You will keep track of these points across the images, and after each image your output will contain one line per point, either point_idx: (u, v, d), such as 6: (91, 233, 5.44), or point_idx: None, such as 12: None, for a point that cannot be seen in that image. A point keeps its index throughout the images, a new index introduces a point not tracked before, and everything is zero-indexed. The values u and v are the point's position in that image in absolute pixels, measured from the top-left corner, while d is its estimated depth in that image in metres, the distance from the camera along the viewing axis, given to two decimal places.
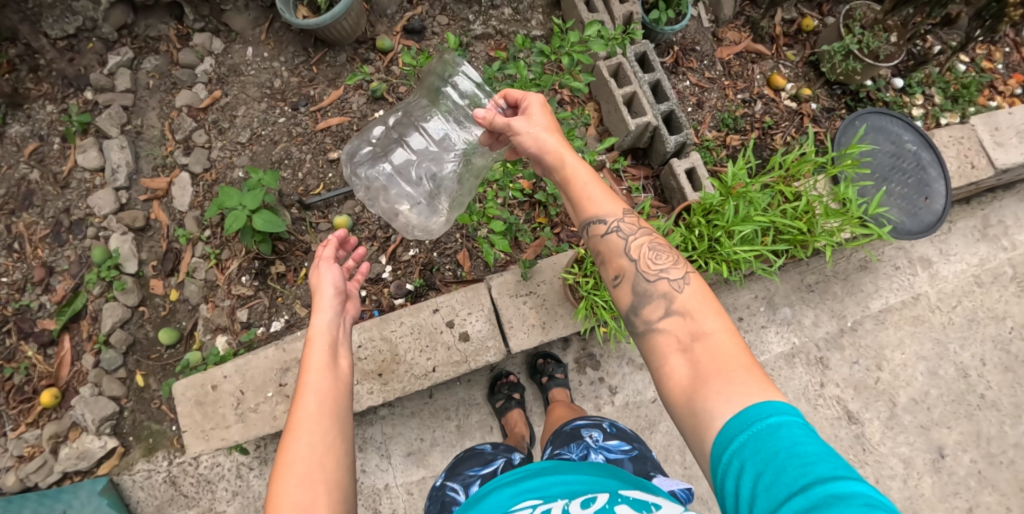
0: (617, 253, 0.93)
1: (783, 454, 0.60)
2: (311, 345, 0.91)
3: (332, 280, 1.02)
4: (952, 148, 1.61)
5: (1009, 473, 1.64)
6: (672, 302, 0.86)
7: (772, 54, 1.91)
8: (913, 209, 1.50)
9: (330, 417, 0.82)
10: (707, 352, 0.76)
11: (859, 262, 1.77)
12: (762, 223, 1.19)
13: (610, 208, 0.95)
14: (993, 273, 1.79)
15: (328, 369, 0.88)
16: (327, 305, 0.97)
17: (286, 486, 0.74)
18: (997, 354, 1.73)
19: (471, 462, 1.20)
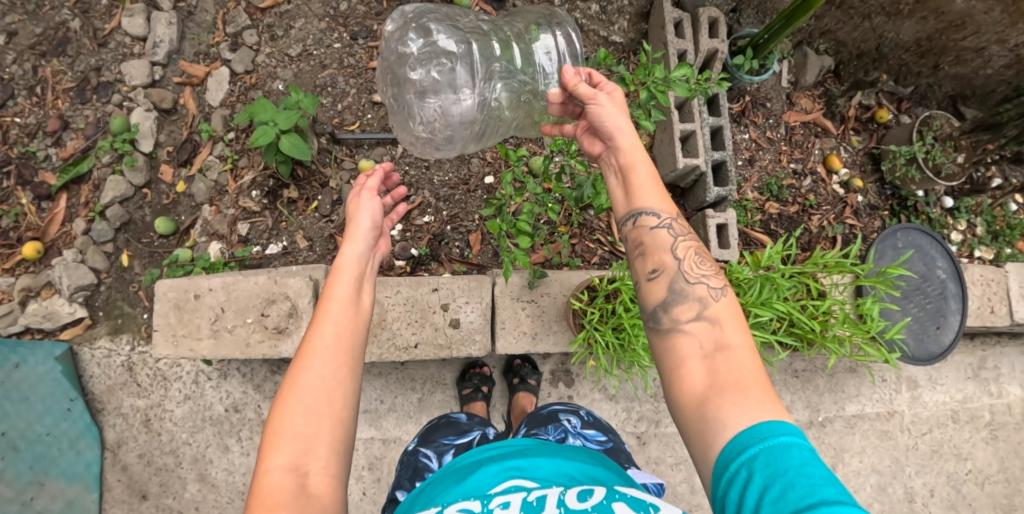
0: (662, 248, 0.90)
1: (791, 472, 0.60)
2: (337, 274, 0.91)
3: (370, 214, 1.00)
4: (979, 287, 1.60)
5: None
6: (705, 307, 0.84)
7: (837, 134, 1.87)
8: (919, 336, 1.50)
9: (345, 352, 0.82)
10: (728, 364, 0.76)
11: (850, 364, 1.77)
12: (779, 312, 1.18)
13: (664, 203, 0.92)
14: (970, 413, 1.81)
15: (351, 303, 0.88)
16: (361, 237, 0.96)
17: (290, 415, 0.75)
18: (946, 490, 1.76)
19: (447, 431, 1.21)
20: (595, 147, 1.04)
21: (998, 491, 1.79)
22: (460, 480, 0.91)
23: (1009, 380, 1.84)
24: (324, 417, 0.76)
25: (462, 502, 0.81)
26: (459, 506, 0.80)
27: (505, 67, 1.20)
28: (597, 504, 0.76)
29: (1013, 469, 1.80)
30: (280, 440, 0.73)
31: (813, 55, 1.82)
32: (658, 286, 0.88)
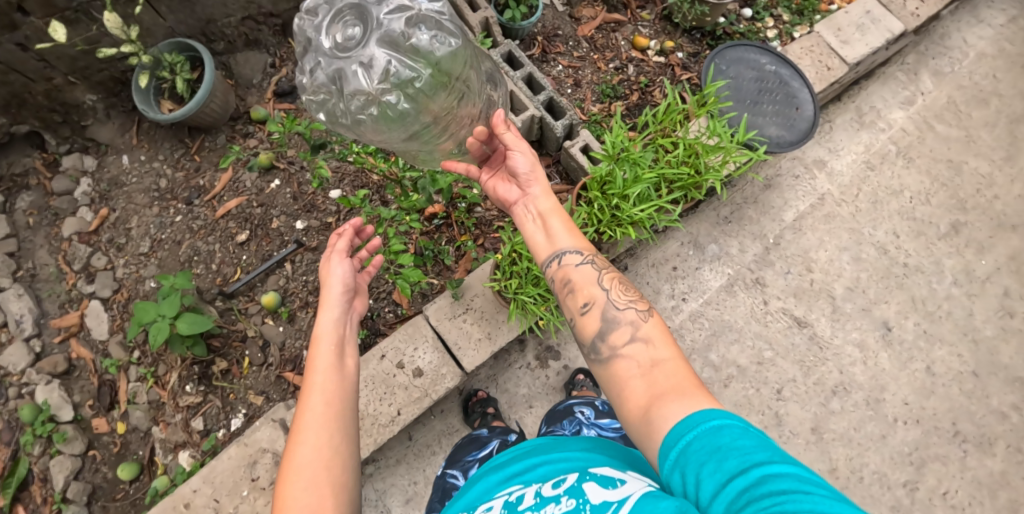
0: (590, 283, 0.97)
1: (724, 448, 0.64)
2: (320, 340, 0.92)
3: (341, 277, 1.01)
4: (806, 58, 1.74)
5: (950, 324, 1.89)
6: (637, 331, 0.89)
7: (628, 19, 2.01)
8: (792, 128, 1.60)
9: (336, 419, 0.84)
10: (664, 373, 0.79)
11: (763, 183, 1.89)
12: (652, 179, 1.32)
13: (581, 241, 1.02)
14: (880, 154, 2.01)
15: (335, 370, 0.88)
16: (334, 302, 0.97)
17: (293, 490, 0.76)
18: (907, 224, 1.95)
19: (469, 448, 1.28)
20: (508, 196, 1.10)
21: (945, 199, 2.01)
22: (461, 495, 0.96)
23: (888, 110, 2.08)
24: (325, 487, 0.78)
25: None
26: None
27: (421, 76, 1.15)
28: (569, 487, 0.78)
29: (935, 174, 2.04)
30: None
31: None
32: (591, 319, 0.94)
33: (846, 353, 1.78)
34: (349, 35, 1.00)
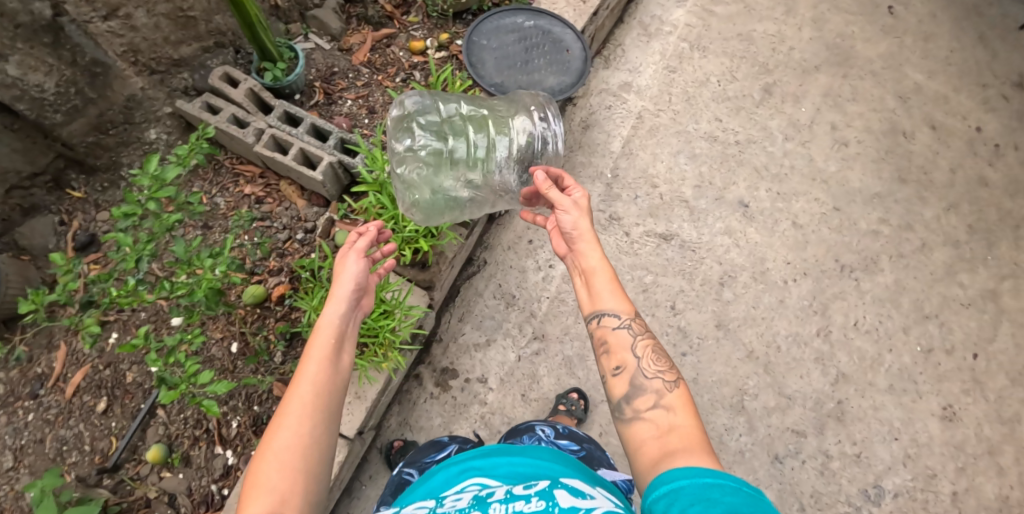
0: (621, 348, 0.95)
1: (717, 499, 0.62)
2: (323, 329, 0.94)
3: (352, 275, 1.02)
4: (561, 2, 1.76)
5: (797, 175, 2.02)
6: (661, 398, 0.88)
7: (398, 29, 2.05)
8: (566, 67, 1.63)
9: (322, 407, 0.86)
10: (679, 436, 0.80)
11: (581, 127, 1.94)
12: None
13: (624, 301, 0.98)
14: (677, 55, 2.12)
15: (329, 361, 0.91)
16: (342, 298, 0.99)
17: (267, 468, 0.79)
18: (724, 106, 2.07)
19: (428, 450, 1.27)
20: (559, 249, 1.10)
21: (750, 70, 2.17)
22: (425, 485, 0.97)
23: (666, 13, 2.21)
24: (290, 466, 0.80)
25: (420, 504, 0.87)
26: (419, 506, 0.86)
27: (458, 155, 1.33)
28: (538, 490, 0.78)
29: (729, 54, 2.19)
30: (257, 494, 0.77)
31: (319, 12, 1.97)
32: (619, 382, 0.93)
33: (718, 245, 1.85)
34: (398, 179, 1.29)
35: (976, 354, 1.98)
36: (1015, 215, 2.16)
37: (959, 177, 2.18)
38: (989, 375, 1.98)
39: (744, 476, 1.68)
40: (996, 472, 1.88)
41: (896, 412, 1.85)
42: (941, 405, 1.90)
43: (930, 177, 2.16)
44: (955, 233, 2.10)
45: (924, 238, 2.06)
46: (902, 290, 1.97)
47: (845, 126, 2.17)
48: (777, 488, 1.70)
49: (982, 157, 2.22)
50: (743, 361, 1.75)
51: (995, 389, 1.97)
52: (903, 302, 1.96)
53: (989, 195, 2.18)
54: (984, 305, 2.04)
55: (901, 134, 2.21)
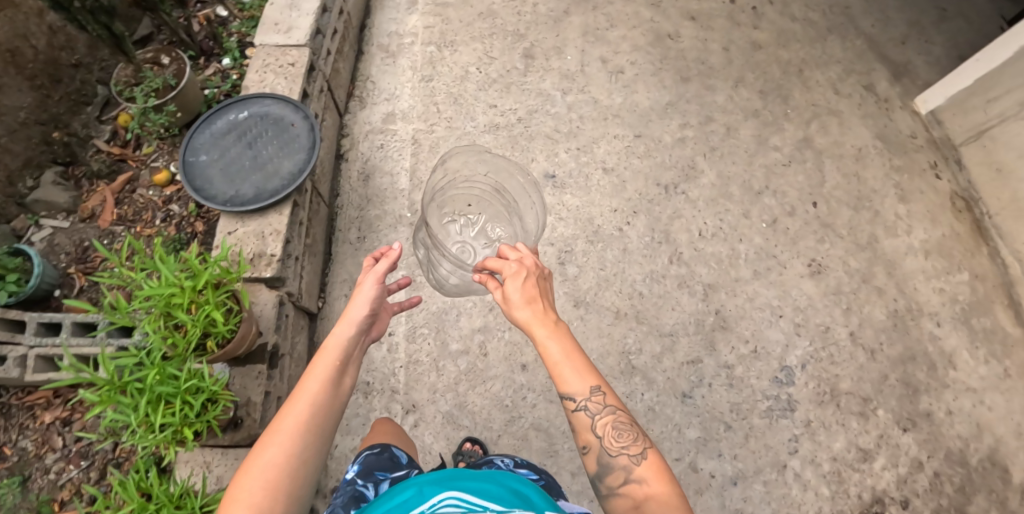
0: (587, 428, 1.07)
1: None
2: (327, 353, 0.98)
3: (367, 298, 1.07)
4: (269, 73, 1.65)
5: (589, 123, 2.02)
6: (632, 471, 1.03)
7: (137, 168, 1.90)
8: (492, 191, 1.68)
9: (313, 429, 0.92)
10: (655, 505, 0.95)
11: (362, 179, 1.85)
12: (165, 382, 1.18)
13: (589, 379, 1.05)
14: (427, 61, 2.08)
15: (329, 386, 0.95)
16: (349, 323, 1.03)
17: (249, 483, 0.84)
18: (494, 89, 2.05)
19: (384, 466, 1.12)
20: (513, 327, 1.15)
21: (504, 44, 2.16)
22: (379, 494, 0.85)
23: (400, 26, 2.17)
24: (268, 482, 0.85)
25: None
26: None
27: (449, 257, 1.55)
28: None
29: (479, 36, 2.16)
30: (233, 506, 0.82)
31: (37, 192, 1.77)
32: (594, 459, 1.07)
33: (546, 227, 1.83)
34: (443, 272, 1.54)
35: (813, 203, 2.08)
36: (794, 63, 2.35)
37: (732, 53, 2.33)
38: (832, 215, 2.08)
39: (664, 427, 1.69)
40: (874, 297, 2.00)
41: (770, 294, 1.89)
42: (805, 264, 1.97)
43: (708, 65, 2.28)
44: (750, 104, 2.22)
45: (726, 124, 2.15)
46: (727, 180, 2.03)
47: (615, 54, 2.22)
48: (698, 423, 1.71)
49: (742, 27, 2.39)
50: (612, 326, 1.75)
51: (842, 225, 2.08)
52: (733, 189, 2.02)
53: (764, 56, 2.35)
54: (801, 156, 2.16)
55: (667, 39, 2.30)
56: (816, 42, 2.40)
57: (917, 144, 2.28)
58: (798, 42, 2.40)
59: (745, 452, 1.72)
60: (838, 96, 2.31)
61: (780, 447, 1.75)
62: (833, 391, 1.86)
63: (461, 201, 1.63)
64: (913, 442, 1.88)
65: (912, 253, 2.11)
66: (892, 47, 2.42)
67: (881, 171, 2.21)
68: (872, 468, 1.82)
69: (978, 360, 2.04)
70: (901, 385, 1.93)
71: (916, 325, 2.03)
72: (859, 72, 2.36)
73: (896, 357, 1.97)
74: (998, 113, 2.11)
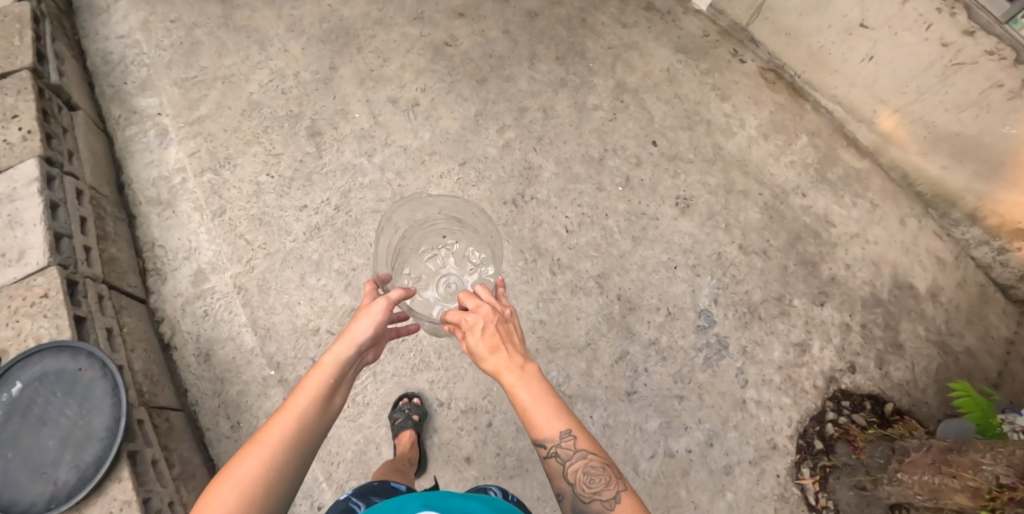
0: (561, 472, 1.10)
1: None
2: (321, 370, 1.06)
3: (369, 322, 1.15)
4: (24, 319, 1.39)
5: (412, 175, 1.87)
6: None
7: None
8: (460, 225, 1.66)
9: (292, 445, 0.98)
10: None
11: (204, 359, 1.64)
12: None
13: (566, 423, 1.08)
14: (211, 191, 1.82)
15: (316, 409, 1.02)
16: (345, 349, 1.10)
17: (229, 491, 0.90)
18: (296, 187, 1.83)
19: (379, 491, 1.20)
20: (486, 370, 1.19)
21: (286, 132, 1.94)
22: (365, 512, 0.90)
23: (163, 166, 1.88)
24: (240, 493, 0.90)
25: None
26: None
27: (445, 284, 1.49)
28: None
29: (252, 137, 1.93)
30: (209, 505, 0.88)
31: None
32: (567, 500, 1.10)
33: None
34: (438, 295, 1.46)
35: (653, 142, 2.07)
36: (575, 15, 2.34)
37: (512, 32, 2.25)
38: (674, 145, 2.09)
39: (624, 433, 1.66)
40: (745, 201, 2.04)
41: (657, 252, 1.85)
42: (673, 205, 1.95)
43: (497, 55, 2.18)
44: (551, 73, 2.16)
45: (541, 106, 2.08)
46: (565, 162, 1.97)
47: (400, 88, 2.06)
48: (653, 412, 1.68)
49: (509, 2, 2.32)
50: None
51: (686, 150, 2.09)
52: (578, 168, 1.96)
53: (545, 21, 2.31)
54: (621, 102, 2.13)
55: (444, 47, 2.17)
56: None
57: (711, 41, 2.39)
58: None
59: (706, 411, 1.71)
60: (626, 30, 2.34)
61: (732, 387, 1.75)
62: (751, 307, 1.87)
63: (431, 234, 1.59)
64: (835, 313, 1.96)
65: (755, 143, 2.19)
66: None
67: (695, 81, 2.26)
68: (815, 357, 1.87)
69: (848, 208, 2.17)
70: (802, 267, 1.99)
71: (789, 205, 2.09)
72: None
73: (787, 242, 2.01)
74: None
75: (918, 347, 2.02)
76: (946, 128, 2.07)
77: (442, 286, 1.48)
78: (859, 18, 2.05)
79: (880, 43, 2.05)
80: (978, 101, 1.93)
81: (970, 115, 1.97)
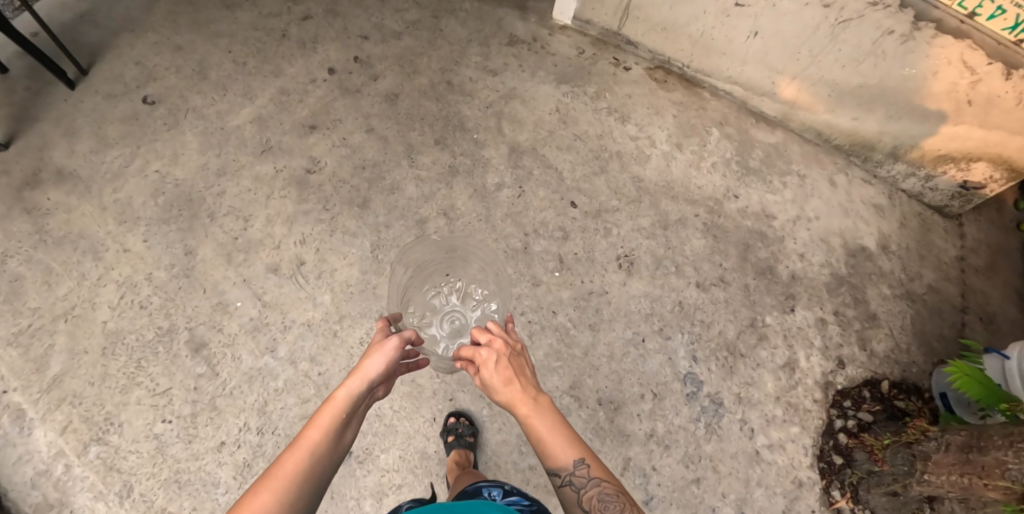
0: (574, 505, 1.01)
1: None
2: (336, 402, 0.99)
3: (382, 359, 1.10)
4: None
5: (330, 355, 1.61)
6: None
7: None
8: (462, 262, 1.67)
9: (307, 478, 0.87)
10: None
11: None
12: None
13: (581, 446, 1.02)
14: (105, 468, 1.51)
15: (332, 441, 0.95)
16: (358, 381, 1.04)
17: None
18: (204, 425, 1.54)
19: None
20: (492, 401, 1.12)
21: (165, 358, 1.61)
22: None
23: (35, 456, 1.53)
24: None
25: None
26: None
27: (452, 319, 1.53)
28: None
29: (127, 380, 1.59)
30: None
31: None
32: None
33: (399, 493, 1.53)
34: (446, 331, 1.52)
35: (572, 203, 1.86)
36: (439, 81, 2.07)
37: (377, 127, 1.95)
38: (595, 198, 1.89)
39: None
40: (684, 230, 1.90)
41: (619, 333, 1.70)
42: (617, 268, 1.78)
43: (370, 163, 1.88)
44: (437, 163, 1.89)
45: (440, 209, 1.82)
46: (491, 269, 1.70)
47: (276, 249, 1.73)
48: (676, 509, 1.57)
49: (362, 91, 2.03)
50: None
51: (609, 197, 1.90)
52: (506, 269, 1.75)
53: (409, 100, 2.02)
54: (524, 169, 1.90)
55: (307, 176, 1.85)
56: (436, 45, 2.17)
57: (588, 58, 2.21)
58: (422, 58, 2.13)
59: (725, 482, 1.62)
60: (498, 78, 2.10)
61: (741, 444, 1.66)
62: (730, 348, 1.76)
63: (432, 277, 1.61)
64: (807, 313, 1.88)
65: (672, 158, 2.03)
66: None
67: (589, 112, 2.06)
68: (805, 370, 1.79)
69: (780, 191, 2.08)
70: (762, 278, 1.89)
71: (726, 214, 1.97)
72: (494, 37, 2.21)
73: (739, 256, 1.91)
74: None
75: (889, 310, 1.99)
76: (847, 82, 2.02)
77: (448, 325, 1.52)
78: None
79: (761, 17, 1.96)
80: (872, 51, 1.88)
81: (868, 65, 1.93)
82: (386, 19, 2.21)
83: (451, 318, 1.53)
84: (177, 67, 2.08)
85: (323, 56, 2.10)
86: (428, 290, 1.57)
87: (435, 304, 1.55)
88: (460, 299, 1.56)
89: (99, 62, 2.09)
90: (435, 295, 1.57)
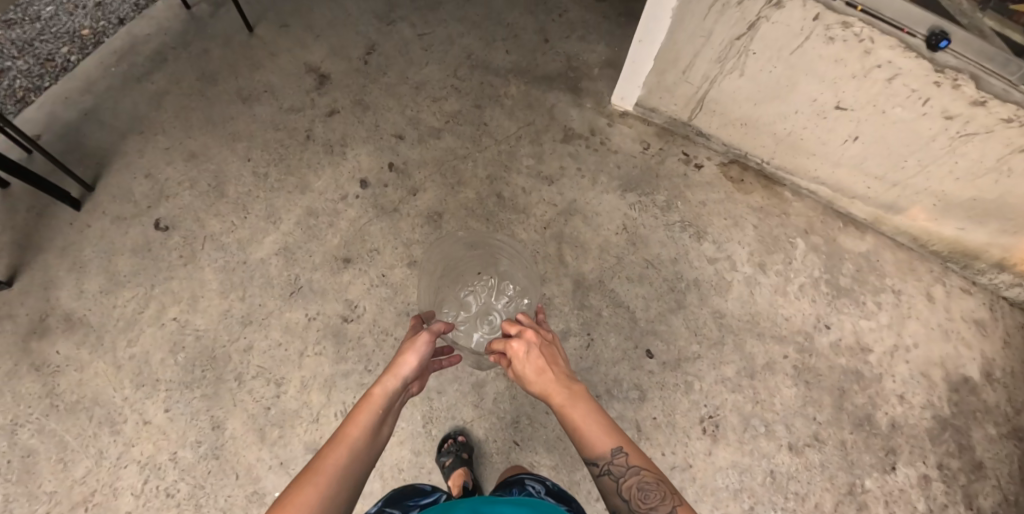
0: (613, 494, 0.93)
1: None
2: (374, 401, 0.90)
3: (417, 352, 1.00)
4: None
5: None
6: None
7: None
8: (492, 256, 1.60)
9: (348, 477, 0.78)
10: None
11: None
12: None
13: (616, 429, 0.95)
14: None
15: (371, 441, 0.85)
16: (392, 377, 0.95)
17: None
18: None
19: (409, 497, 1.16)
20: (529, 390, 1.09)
21: None
22: None
23: None
24: None
25: None
26: None
27: (484, 316, 1.47)
28: None
29: None
30: None
31: None
32: None
33: None
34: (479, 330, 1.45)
35: (648, 353, 1.63)
36: (487, 192, 1.80)
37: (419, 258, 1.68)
38: (673, 345, 1.65)
39: None
40: (773, 377, 1.67)
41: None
42: (700, 435, 1.57)
43: (415, 306, 1.63)
44: None
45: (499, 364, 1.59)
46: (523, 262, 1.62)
47: (315, 423, 1.52)
48: None
49: (400, 208, 1.77)
50: None
51: (688, 342, 1.66)
52: None
53: (454, 220, 1.76)
54: (591, 310, 1.65)
55: (344, 326, 1.61)
56: (481, 142, 1.90)
57: (653, 156, 1.93)
58: (467, 160, 1.85)
59: None
60: (555, 187, 1.82)
61: None
62: None
63: (463, 275, 1.54)
64: (909, 471, 1.67)
65: (755, 283, 1.78)
66: (538, 77, 2.06)
67: (660, 229, 1.80)
68: None
69: (874, 315, 1.84)
70: (860, 431, 1.67)
71: (818, 351, 1.74)
72: (546, 131, 1.93)
73: (832, 405, 1.69)
74: (702, 77, 1.80)
75: (998, 456, 1.75)
76: (958, 194, 1.75)
77: (480, 321, 1.46)
78: (834, 99, 1.68)
79: (867, 122, 1.69)
80: (995, 167, 1.61)
81: (987, 180, 1.65)
82: (422, 111, 1.95)
83: (484, 314, 1.47)
84: (191, 180, 1.84)
85: (354, 163, 1.84)
86: (457, 287, 1.52)
87: (467, 300, 1.49)
88: (492, 291, 1.50)
89: (107, 175, 1.87)
90: (463, 287, 1.51)
